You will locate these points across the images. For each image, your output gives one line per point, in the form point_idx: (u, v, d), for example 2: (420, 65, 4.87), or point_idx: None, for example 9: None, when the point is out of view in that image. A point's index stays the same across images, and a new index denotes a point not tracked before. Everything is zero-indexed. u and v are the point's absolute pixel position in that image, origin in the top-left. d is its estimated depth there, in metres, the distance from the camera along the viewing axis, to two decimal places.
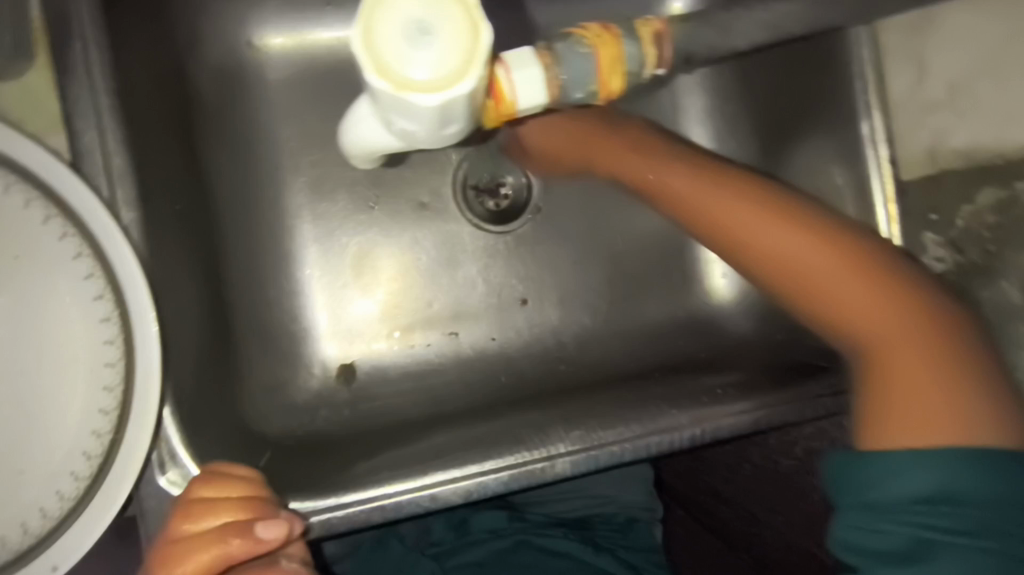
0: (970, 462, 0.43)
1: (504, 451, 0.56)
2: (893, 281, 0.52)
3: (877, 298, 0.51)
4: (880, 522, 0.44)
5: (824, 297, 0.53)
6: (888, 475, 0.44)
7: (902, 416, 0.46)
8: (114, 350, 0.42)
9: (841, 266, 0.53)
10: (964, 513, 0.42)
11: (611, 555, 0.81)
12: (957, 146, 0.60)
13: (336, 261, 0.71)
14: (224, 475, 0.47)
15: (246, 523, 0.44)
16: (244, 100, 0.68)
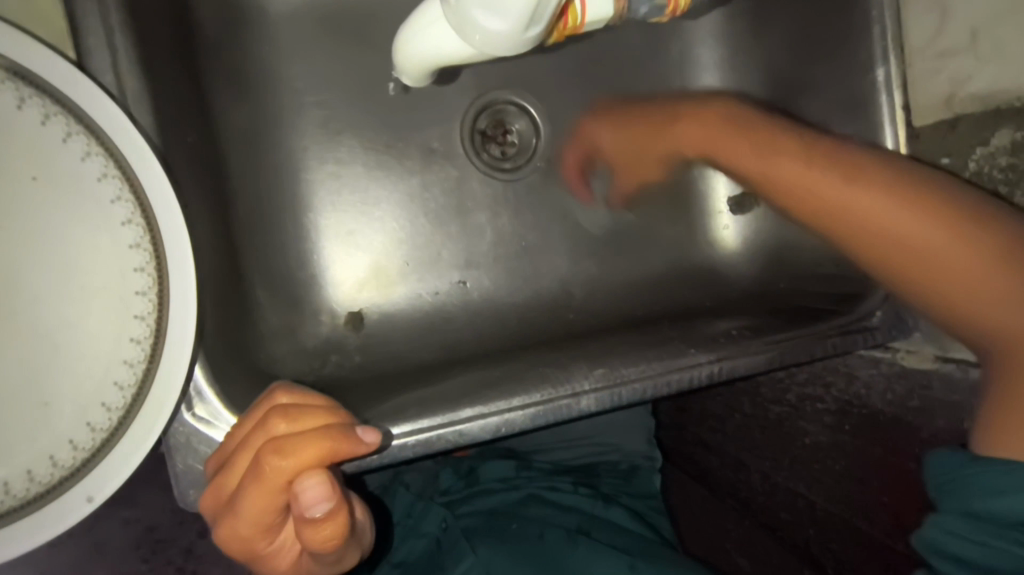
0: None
1: (532, 388, 0.55)
2: (1006, 247, 0.51)
3: (978, 264, 0.51)
4: (982, 532, 0.44)
5: (921, 267, 0.55)
6: (996, 491, 0.44)
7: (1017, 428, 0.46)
8: (144, 279, 0.40)
9: (933, 230, 0.54)
10: None
11: (621, 507, 0.82)
12: (975, 91, 0.57)
13: (347, 210, 0.72)
14: (301, 393, 0.44)
15: (347, 423, 0.40)
16: (250, 39, 0.67)
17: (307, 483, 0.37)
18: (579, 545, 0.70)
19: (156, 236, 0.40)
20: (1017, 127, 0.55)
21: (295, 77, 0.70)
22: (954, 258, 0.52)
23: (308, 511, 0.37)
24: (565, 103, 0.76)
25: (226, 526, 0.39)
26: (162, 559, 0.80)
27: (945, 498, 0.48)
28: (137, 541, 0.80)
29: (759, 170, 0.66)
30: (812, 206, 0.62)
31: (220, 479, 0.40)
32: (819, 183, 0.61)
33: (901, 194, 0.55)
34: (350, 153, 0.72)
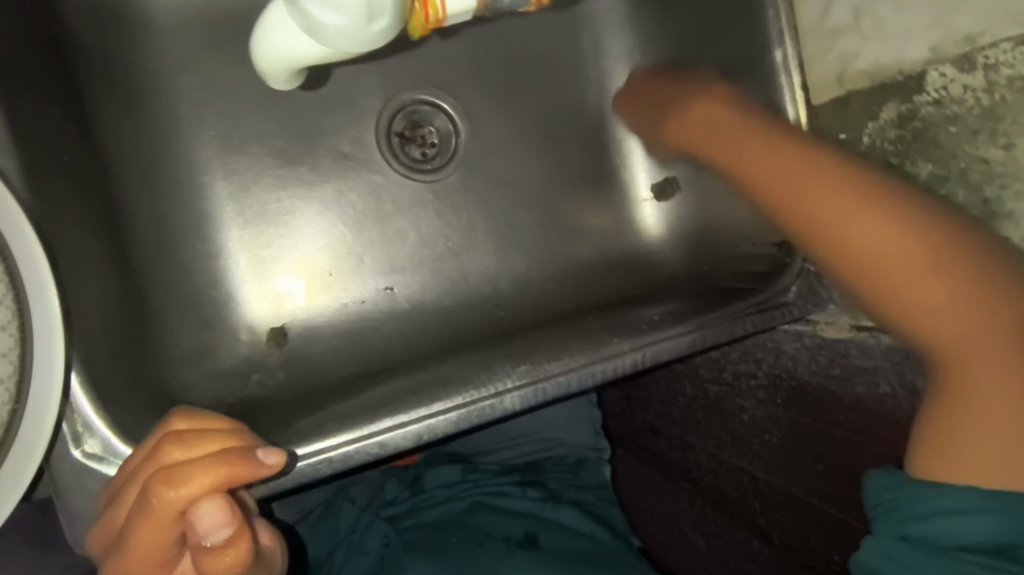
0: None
1: (453, 392, 0.54)
2: (981, 283, 0.45)
3: (960, 307, 0.45)
4: (920, 557, 0.41)
5: (902, 283, 0.47)
6: (936, 513, 0.41)
7: (980, 467, 0.41)
8: (1, 312, 0.38)
9: (935, 260, 0.46)
10: (1016, 571, 0.39)
11: (571, 505, 0.82)
12: (862, 67, 0.59)
13: (256, 222, 0.69)
14: (202, 415, 0.41)
15: (246, 445, 0.37)
16: (135, 49, 0.64)
17: (204, 511, 0.35)
18: (515, 556, 0.70)
19: (11, 264, 0.39)
20: (901, 100, 0.57)
21: (189, 87, 0.66)
22: (932, 294, 0.46)
23: (205, 540, 0.35)
24: (480, 102, 0.76)
25: (118, 564, 0.36)
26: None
27: (878, 530, 0.44)
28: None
29: (740, 159, 0.60)
30: (772, 195, 0.56)
31: (110, 513, 0.38)
32: (781, 169, 0.55)
33: (880, 206, 0.49)
34: (256, 163, 0.69)
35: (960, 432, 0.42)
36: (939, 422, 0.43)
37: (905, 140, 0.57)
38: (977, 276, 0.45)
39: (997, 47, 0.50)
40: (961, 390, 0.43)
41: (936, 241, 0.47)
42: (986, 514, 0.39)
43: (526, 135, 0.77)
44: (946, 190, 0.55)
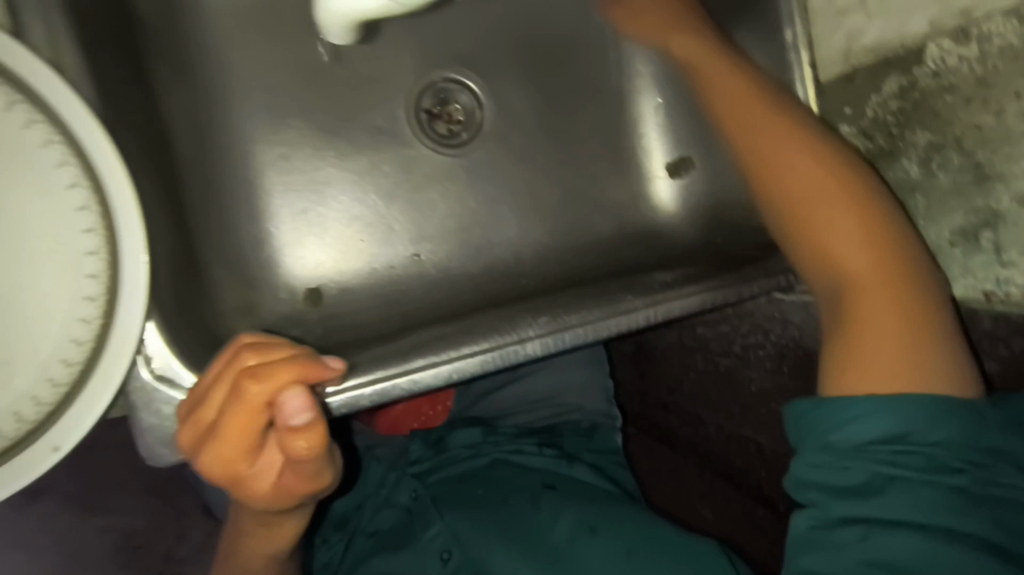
0: (949, 412, 0.45)
1: (480, 338, 0.59)
2: (882, 229, 0.53)
3: (862, 243, 0.53)
4: (841, 459, 0.46)
5: (816, 224, 0.55)
6: (848, 419, 0.47)
7: (874, 373, 0.47)
8: (94, 238, 0.42)
9: (847, 207, 0.54)
10: (922, 453, 0.44)
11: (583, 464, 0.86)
12: (868, 44, 0.63)
13: (297, 189, 0.74)
14: (264, 336, 0.48)
15: (313, 352, 0.45)
16: (191, 24, 0.69)
17: (288, 397, 0.41)
18: (542, 505, 0.76)
19: (104, 196, 0.42)
20: (902, 73, 0.60)
21: (240, 61, 0.72)
22: (847, 240, 0.53)
23: (292, 421, 0.41)
24: (505, 79, 0.80)
25: (209, 451, 0.42)
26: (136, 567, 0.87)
27: (807, 449, 0.49)
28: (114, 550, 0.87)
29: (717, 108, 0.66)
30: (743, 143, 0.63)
31: (197, 414, 0.43)
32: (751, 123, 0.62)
33: (822, 162, 0.57)
34: (298, 134, 0.74)
35: (863, 346, 0.49)
36: (841, 344, 0.50)
37: (905, 112, 0.61)
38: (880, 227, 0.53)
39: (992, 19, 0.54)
40: (859, 314, 0.50)
41: (854, 192, 0.55)
42: (889, 411, 0.45)
43: (546, 111, 0.81)
44: (942, 157, 0.59)
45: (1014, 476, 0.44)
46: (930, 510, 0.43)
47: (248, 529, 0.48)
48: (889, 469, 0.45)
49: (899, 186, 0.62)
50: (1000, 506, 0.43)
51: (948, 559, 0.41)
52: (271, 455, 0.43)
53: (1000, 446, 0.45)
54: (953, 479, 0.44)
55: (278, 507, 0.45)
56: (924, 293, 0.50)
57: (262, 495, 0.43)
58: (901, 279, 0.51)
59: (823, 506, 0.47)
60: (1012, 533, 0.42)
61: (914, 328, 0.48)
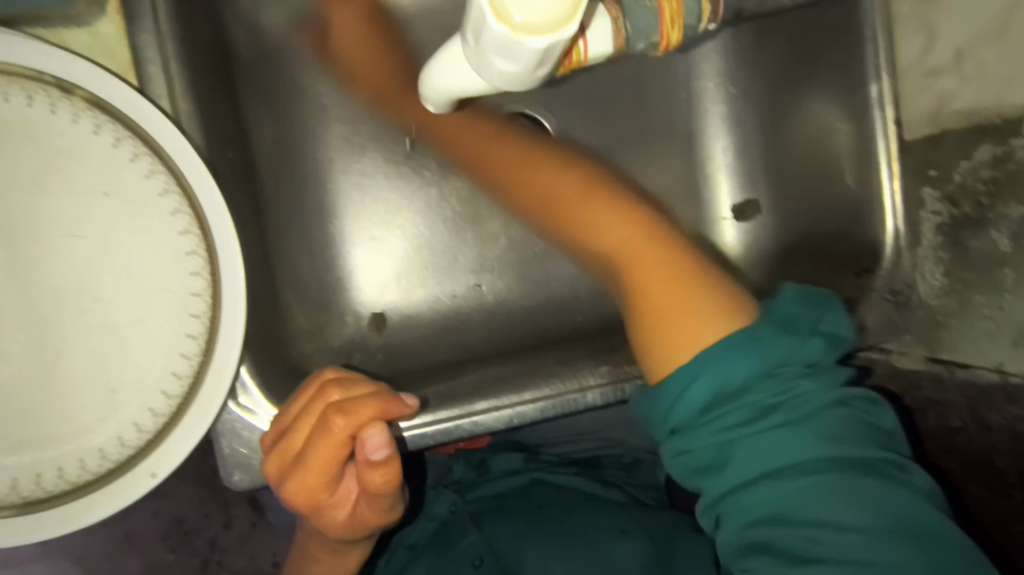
0: (745, 339, 0.42)
1: (542, 384, 0.60)
2: (613, 207, 0.57)
3: (614, 223, 0.56)
4: (689, 438, 0.41)
5: (584, 222, 0.58)
6: (683, 391, 0.42)
7: (669, 339, 0.45)
8: (199, 281, 0.45)
9: (587, 202, 0.59)
10: (742, 405, 0.40)
11: (620, 489, 0.87)
12: (959, 108, 0.61)
13: (370, 218, 0.77)
14: (344, 370, 0.50)
15: (391, 389, 0.46)
16: (282, 58, 0.73)
17: (370, 433, 0.43)
18: (574, 513, 0.79)
19: (210, 243, 0.45)
20: (996, 142, 0.58)
21: (325, 94, 0.75)
22: (615, 229, 0.55)
23: (372, 456, 0.42)
24: (575, 116, 0.81)
25: (295, 481, 0.43)
26: (187, 549, 0.96)
27: (659, 435, 0.44)
28: (165, 533, 0.95)
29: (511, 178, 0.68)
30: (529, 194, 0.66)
31: (283, 444, 0.45)
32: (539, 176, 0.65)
33: (589, 186, 0.61)
34: (372, 164, 0.77)
35: (659, 318, 0.46)
36: (642, 332, 0.48)
37: (999, 182, 0.58)
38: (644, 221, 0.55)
39: None
40: (642, 293, 0.49)
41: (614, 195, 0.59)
42: (697, 371, 0.41)
43: (614, 150, 0.82)
44: None
45: (823, 373, 0.42)
46: (789, 450, 0.39)
47: (315, 555, 0.50)
48: (730, 431, 0.40)
49: (985, 257, 0.60)
50: (839, 410, 0.41)
51: (822, 495, 0.38)
52: (348, 485, 0.44)
53: (813, 349, 0.42)
54: (785, 412, 0.40)
55: (352, 534, 0.47)
56: (654, 251, 0.51)
57: (338, 523, 0.45)
58: (652, 256, 0.50)
59: (703, 491, 0.42)
60: (855, 433, 0.40)
61: (693, 286, 0.47)
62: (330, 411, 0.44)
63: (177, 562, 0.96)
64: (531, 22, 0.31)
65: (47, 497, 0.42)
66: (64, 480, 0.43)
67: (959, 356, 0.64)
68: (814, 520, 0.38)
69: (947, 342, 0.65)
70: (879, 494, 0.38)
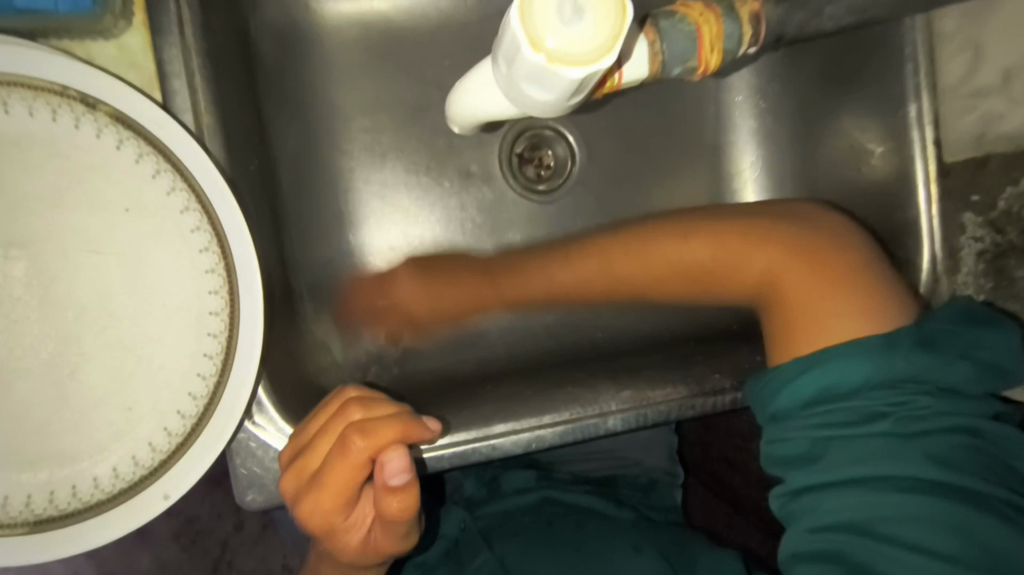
0: (868, 347, 0.45)
1: (561, 408, 0.58)
2: (774, 240, 0.60)
3: (776, 244, 0.60)
4: (788, 430, 0.45)
5: (719, 268, 0.64)
6: (786, 383, 0.47)
7: (819, 335, 0.50)
8: (217, 299, 0.44)
9: (739, 240, 0.63)
10: (844, 408, 0.44)
11: (630, 508, 0.86)
12: (1004, 131, 0.59)
13: (390, 230, 0.76)
14: (369, 389, 0.50)
15: (414, 412, 0.46)
16: (305, 67, 0.72)
17: (388, 456, 0.42)
18: (585, 526, 0.80)
19: (229, 261, 0.44)
20: None
21: (347, 104, 0.74)
22: (764, 252, 0.60)
23: (388, 481, 0.41)
24: (599, 128, 0.80)
25: (312, 500, 0.43)
26: (199, 548, 0.96)
27: (761, 419, 0.49)
28: (178, 532, 0.95)
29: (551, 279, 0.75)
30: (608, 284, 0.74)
31: (303, 461, 0.45)
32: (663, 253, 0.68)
33: (730, 228, 0.65)
34: (393, 175, 0.76)
35: (796, 320, 0.53)
36: (783, 327, 0.54)
37: None
38: (770, 230, 0.62)
39: None
40: (780, 304, 0.56)
41: (736, 229, 0.64)
42: (823, 367, 0.45)
43: (639, 164, 0.80)
44: None
45: (954, 399, 0.43)
46: (878, 460, 0.41)
47: None
48: (831, 428, 0.43)
49: None
50: (957, 436, 0.42)
51: (912, 509, 0.40)
52: (364, 508, 0.44)
53: (950, 371, 0.44)
54: (896, 423, 0.42)
55: (365, 558, 0.46)
56: (813, 264, 0.55)
57: (352, 546, 0.44)
58: (758, 243, 0.61)
59: (784, 481, 0.45)
60: (969, 462, 0.41)
61: (833, 285, 0.53)
62: (351, 431, 0.44)
63: (188, 561, 0.96)
64: (568, 51, 0.33)
65: (60, 516, 0.42)
66: (77, 498, 0.42)
67: None
68: (891, 529, 0.40)
69: None
70: (974, 524, 0.39)
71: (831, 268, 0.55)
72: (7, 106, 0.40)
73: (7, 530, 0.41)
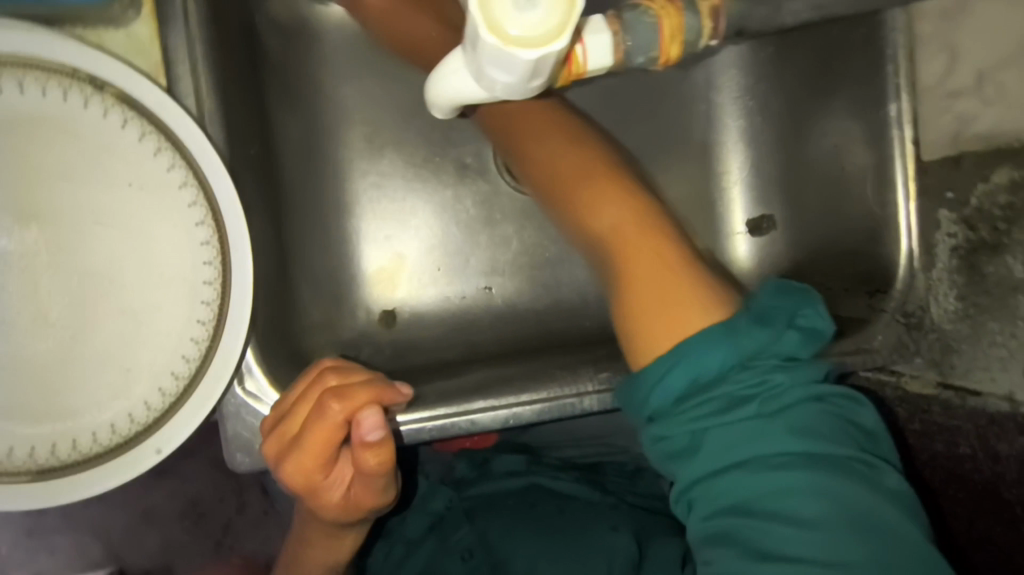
0: (728, 328, 0.41)
1: (539, 387, 0.60)
2: (627, 195, 0.53)
3: (623, 206, 0.52)
4: (665, 426, 0.41)
5: (576, 201, 0.54)
6: (656, 380, 0.41)
7: (659, 335, 0.43)
8: (211, 270, 0.47)
9: (590, 180, 0.54)
10: (717, 395, 0.40)
11: (614, 496, 0.87)
12: (980, 130, 0.60)
13: (385, 217, 0.79)
14: (342, 358, 0.52)
15: (385, 377, 0.49)
16: (307, 59, 0.75)
17: (364, 415, 0.45)
18: (565, 513, 0.83)
19: (223, 235, 0.47)
20: (1015, 166, 0.57)
21: (347, 96, 0.77)
22: (610, 209, 0.52)
23: (366, 436, 0.45)
24: None
25: (292, 461, 0.46)
26: (201, 531, 0.99)
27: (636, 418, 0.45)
28: (180, 513, 0.99)
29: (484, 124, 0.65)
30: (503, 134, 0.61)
31: (281, 426, 0.47)
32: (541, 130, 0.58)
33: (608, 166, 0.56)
34: (391, 165, 0.79)
35: (641, 304, 0.46)
36: (626, 323, 0.46)
37: (1016, 207, 0.57)
38: (624, 193, 0.53)
39: None
40: (627, 280, 0.48)
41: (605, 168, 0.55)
42: (676, 360, 0.41)
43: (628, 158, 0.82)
44: None
45: (802, 370, 0.41)
46: (754, 441, 0.39)
47: (314, 541, 0.52)
48: (702, 419, 0.40)
49: (1001, 283, 0.59)
50: (815, 408, 0.40)
51: (792, 488, 0.38)
52: (343, 468, 0.47)
53: (790, 344, 0.41)
54: (759, 403, 0.40)
55: (346, 516, 0.49)
56: (664, 246, 0.49)
57: (333, 503, 0.47)
58: (621, 206, 0.52)
59: (676, 476, 0.42)
60: (828, 429, 0.40)
61: (680, 274, 0.46)
62: (327, 396, 0.46)
63: (190, 543, 0.99)
64: (523, 33, 0.31)
65: (60, 466, 0.45)
66: (77, 450, 0.45)
67: (970, 383, 0.63)
68: (779, 511, 0.38)
69: (958, 368, 0.64)
70: (848, 494, 0.38)
71: (672, 254, 0.48)
72: (22, 86, 0.43)
73: (13, 478, 0.44)
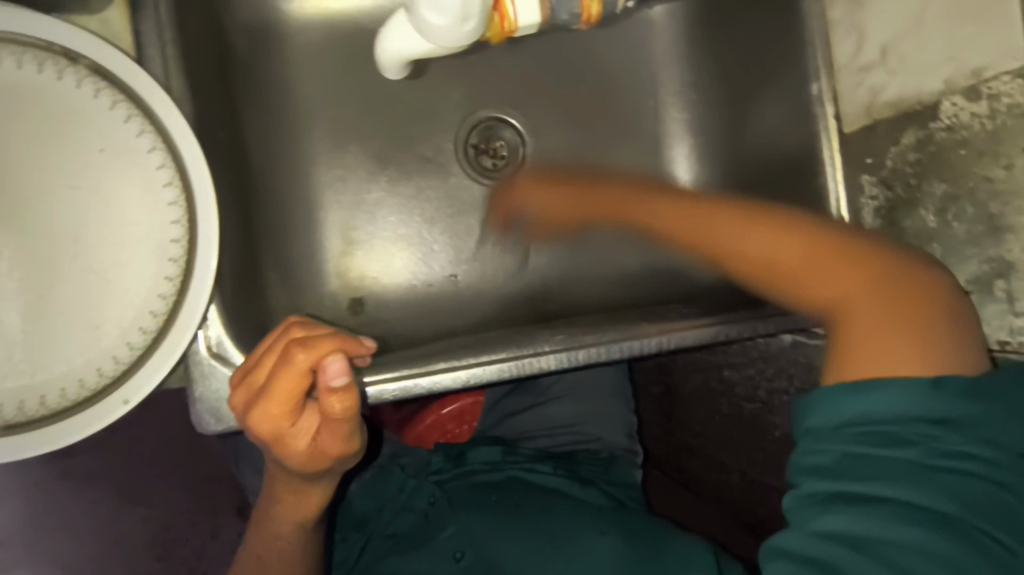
0: (935, 386, 0.40)
1: (498, 349, 0.64)
2: (847, 252, 0.50)
3: (844, 266, 0.49)
4: (819, 441, 0.41)
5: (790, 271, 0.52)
6: (829, 403, 0.42)
7: (871, 364, 0.42)
8: (179, 229, 0.50)
9: (830, 249, 0.50)
10: (886, 431, 0.39)
11: (596, 489, 0.85)
12: (888, 99, 0.65)
13: (351, 210, 0.83)
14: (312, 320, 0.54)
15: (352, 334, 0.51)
16: (273, 60, 0.79)
17: (328, 361, 0.46)
18: (551, 508, 0.78)
19: (190, 196, 0.51)
20: (919, 127, 0.63)
21: (312, 95, 0.82)
22: (820, 268, 0.50)
23: (331, 382, 0.46)
24: (547, 119, 0.87)
25: (259, 408, 0.47)
26: None
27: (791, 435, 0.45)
28: None
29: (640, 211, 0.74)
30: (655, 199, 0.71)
31: (251, 377, 0.49)
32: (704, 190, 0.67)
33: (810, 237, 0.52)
34: (356, 159, 0.83)
35: (855, 346, 0.44)
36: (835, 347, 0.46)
37: (922, 163, 0.63)
38: (837, 235, 0.52)
39: (999, 79, 0.55)
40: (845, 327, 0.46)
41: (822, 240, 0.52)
42: (864, 391, 0.41)
43: (581, 150, 0.87)
44: (956, 208, 0.60)
45: (995, 454, 0.38)
46: (905, 486, 0.38)
47: (280, 497, 0.54)
48: (860, 446, 0.39)
49: (919, 234, 0.64)
50: (987, 488, 0.37)
51: (918, 543, 0.36)
52: (310, 416, 0.48)
53: (990, 425, 0.39)
54: (924, 453, 0.38)
55: (310, 467, 0.50)
56: (893, 293, 0.46)
57: (299, 452, 0.48)
58: (829, 253, 0.50)
59: (800, 488, 0.41)
60: (990, 512, 0.37)
61: (904, 317, 0.44)
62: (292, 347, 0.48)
63: None
64: None
65: (29, 421, 0.46)
66: (44, 406, 0.47)
67: None
68: (893, 556, 0.36)
69: None
70: None
71: (903, 286, 0.46)
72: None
73: None
